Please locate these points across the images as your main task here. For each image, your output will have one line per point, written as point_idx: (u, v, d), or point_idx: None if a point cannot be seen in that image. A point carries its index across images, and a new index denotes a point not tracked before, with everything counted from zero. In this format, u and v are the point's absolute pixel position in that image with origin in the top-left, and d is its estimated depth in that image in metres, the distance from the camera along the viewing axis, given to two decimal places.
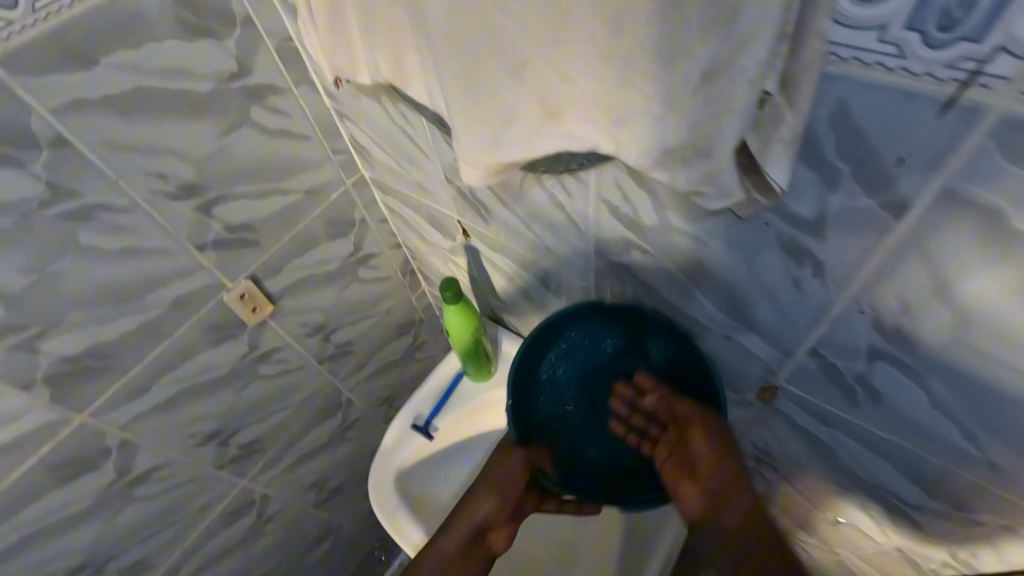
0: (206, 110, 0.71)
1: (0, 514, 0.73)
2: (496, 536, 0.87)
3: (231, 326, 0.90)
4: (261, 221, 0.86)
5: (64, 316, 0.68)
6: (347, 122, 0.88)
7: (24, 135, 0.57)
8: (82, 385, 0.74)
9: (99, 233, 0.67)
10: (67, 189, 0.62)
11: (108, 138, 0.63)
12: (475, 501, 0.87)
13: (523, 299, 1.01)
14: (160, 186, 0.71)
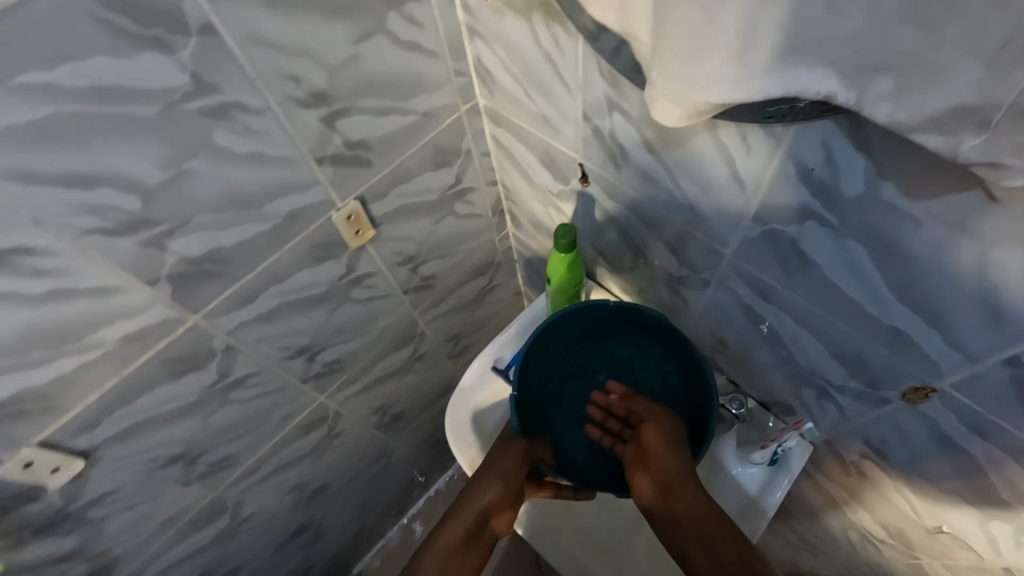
0: (348, 10, 0.65)
1: (119, 400, 0.75)
2: (498, 521, 1.00)
3: (336, 247, 0.88)
4: (378, 139, 0.82)
5: (193, 215, 0.66)
6: (477, 42, 0.81)
7: (176, 17, 0.52)
8: (199, 286, 0.73)
9: (233, 134, 0.64)
10: (210, 82, 0.58)
11: (254, 32, 0.59)
12: (480, 486, 0.99)
13: (629, 258, 0.95)
14: (295, 91, 0.66)
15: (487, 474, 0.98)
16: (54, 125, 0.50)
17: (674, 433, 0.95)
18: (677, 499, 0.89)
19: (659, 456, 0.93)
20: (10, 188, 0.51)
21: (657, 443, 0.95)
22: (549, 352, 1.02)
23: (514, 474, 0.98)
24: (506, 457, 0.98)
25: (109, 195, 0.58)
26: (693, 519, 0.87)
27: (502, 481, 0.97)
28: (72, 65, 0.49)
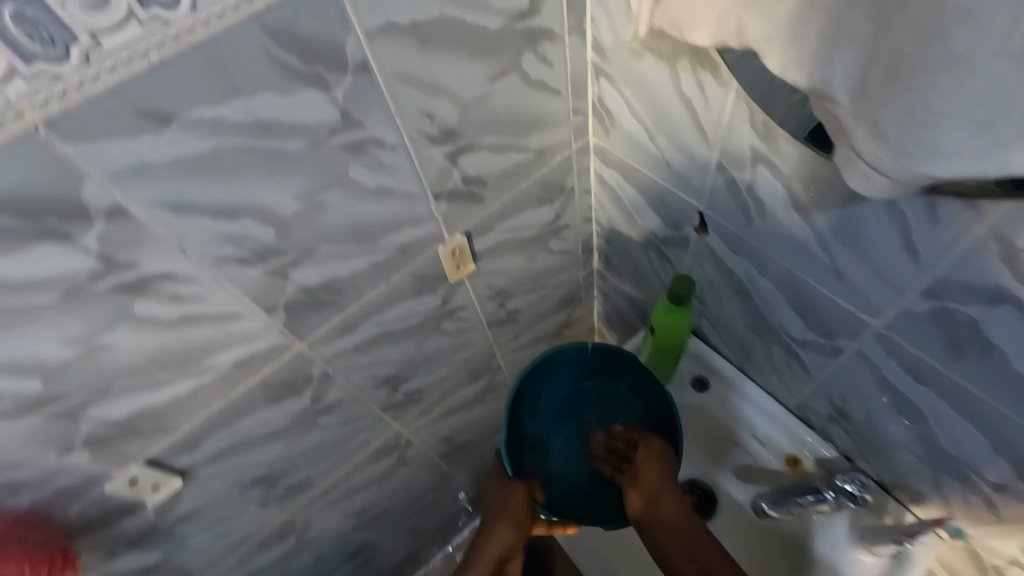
0: (488, 49, 0.64)
1: (221, 422, 0.75)
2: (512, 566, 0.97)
3: (436, 279, 0.87)
4: (493, 176, 0.80)
5: (317, 246, 0.66)
6: (602, 82, 0.78)
7: (337, 55, 0.52)
8: (311, 315, 0.73)
9: (367, 169, 0.63)
10: (356, 119, 0.58)
11: (402, 71, 0.58)
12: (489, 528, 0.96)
13: (737, 311, 0.89)
14: (428, 128, 0.65)
15: (495, 518, 0.96)
16: (214, 158, 0.50)
17: (666, 450, 0.92)
18: (662, 509, 0.88)
19: (655, 479, 0.90)
20: (164, 218, 0.51)
21: (650, 464, 0.91)
22: (531, 398, 1.02)
23: (521, 512, 0.96)
24: (512, 498, 0.96)
25: (247, 225, 0.57)
26: (677, 526, 0.86)
27: (514, 523, 0.95)
28: (240, 102, 0.48)
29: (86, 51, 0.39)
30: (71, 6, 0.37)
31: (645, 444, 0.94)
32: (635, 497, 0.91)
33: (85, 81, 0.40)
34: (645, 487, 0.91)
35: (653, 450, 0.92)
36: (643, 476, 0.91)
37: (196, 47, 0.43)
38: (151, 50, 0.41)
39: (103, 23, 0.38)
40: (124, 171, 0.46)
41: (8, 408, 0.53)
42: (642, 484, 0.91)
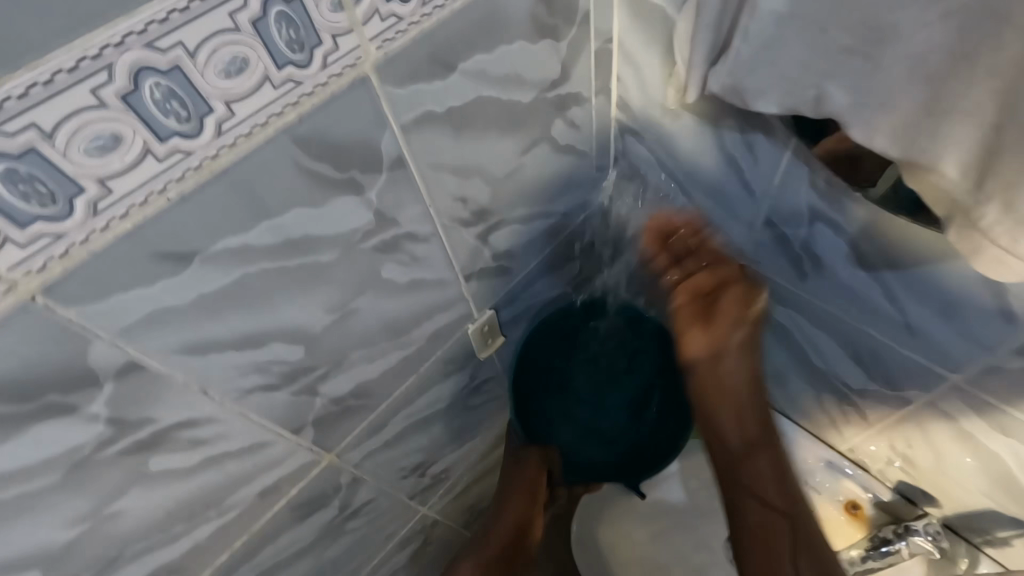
0: (521, 122, 0.59)
1: (244, 556, 0.65)
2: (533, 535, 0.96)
3: (465, 358, 0.80)
4: (521, 245, 0.74)
5: (348, 353, 0.58)
6: (628, 138, 0.74)
7: (372, 156, 0.45)
8: (340, 423, 0.65)
9: (400, 266, 0.57)
10: (390, 217, 0.51)
11: (437, 160, 0.52)
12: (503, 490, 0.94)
13: (782, 359, 0.85)
14: (461, 212, 0.59)
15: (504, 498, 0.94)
16: (239, 287, 0.43)
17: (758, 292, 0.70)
18: (731, 356, 0.72)
19: (729, 318, 0.71)
20: (184, 364, 0.43)
21: (709, 377, 0.74)
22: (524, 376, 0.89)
23: (531, 479, 0.93)
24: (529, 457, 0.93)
25: (275, 350, 0.50)
26: (733, 389, 0.74)
27: (524, 496, 0.94)
28: (268, 222, 0.41)
29: (94, 200, 0.32)
30: (75, 154, 0.30)
31: (721, 279, 0.70)
32: (694, 331, 0.72)
33: (91, 233, 0.32)
34: (722, 333, 0.71)
35: (715, 360, 0.73)
36: (721, 315, 0.71)
37: (220, 173, 0.36)
38: (169, 187, 0.34)
39: (114, 167, 0.31)
40: (138, 322, 0.38)
41: None
42: (717, 325, 0.71)
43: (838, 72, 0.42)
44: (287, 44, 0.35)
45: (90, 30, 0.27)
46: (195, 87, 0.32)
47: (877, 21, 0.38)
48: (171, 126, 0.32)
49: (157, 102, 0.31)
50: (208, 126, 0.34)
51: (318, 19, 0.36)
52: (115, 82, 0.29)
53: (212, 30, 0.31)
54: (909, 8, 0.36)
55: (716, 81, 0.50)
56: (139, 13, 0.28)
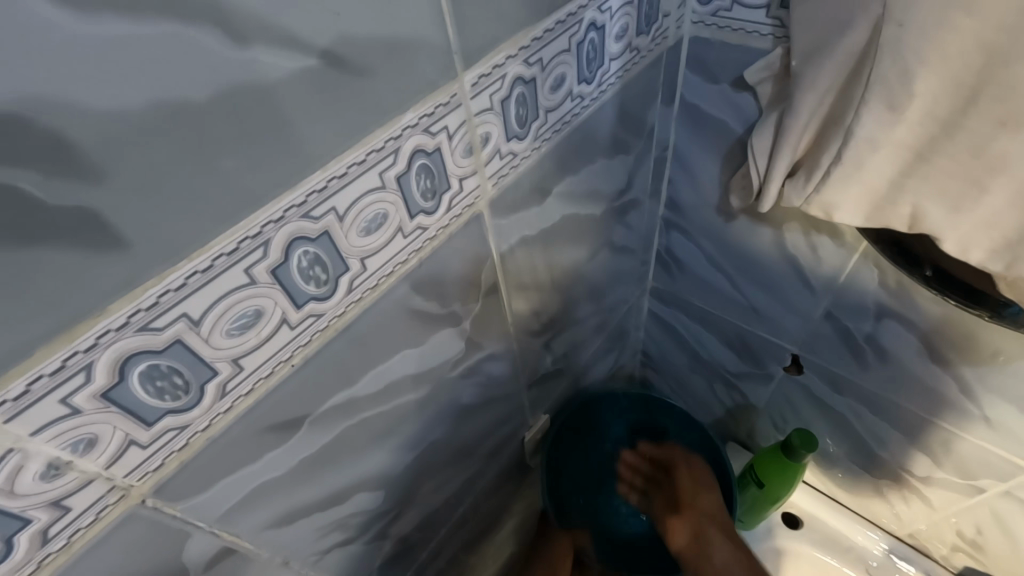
0: (590, 232, 0.58)
1: None
2: None
3: (516, 468, 0.75)
4: (574, 346, 0.72)
5: (420, 487, 0.53)
6: (672, 235, 0.75)
7: (473, 286, 0.43)
8: (401, 561, 0.58)
9: (477, 387, 0.53)
10: (477, 342, 0.48)
11: (522, 279, 0.50)
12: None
13: (835, 447, 0.83)
14: (533, 325, 0.57)
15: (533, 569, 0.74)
16: (334, 444, 0.38)
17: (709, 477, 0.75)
18: (697, 515, 0.71)
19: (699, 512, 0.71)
20: (272, 536, 0.37)
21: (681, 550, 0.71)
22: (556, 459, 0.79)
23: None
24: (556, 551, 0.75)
25: (357, 500, 0.44)
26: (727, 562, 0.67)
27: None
28: (373, 370, 0.38)
29: (223, 382, 0.28)
30: (216, 337, 0.26)
31: (671, 467, 0.77)
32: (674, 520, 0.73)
33: (214, 419, 0.28)
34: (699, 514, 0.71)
35: (702, 549, 0.69)
36: (687, 496, 0.73)
37: (341, 330, 0.33)
38: (295, 353, 0.31)
39: (250, 343, 0.28)
40: (234, 505, 0.33)
41: None
42: (688, 505, 0.72)
43: (934, 193, 0.43)
44: (422, 193, 0.33)
45: (255, 208, 0.25)
46: (337, 249, 0.30)
47: (980, 151, 0.39)
48: (308, 291, 0.29)
49: (301, 271, 0.28)
50: (341, 286, 0.31)
51: (451, 165, 0.34)
52: (269, 256, 0.26)
53: (361, 191, 0.29)
54: (1017, 142, 0.37)
55: (796, 195, 0.51)
56: (301, 185, 0.26)
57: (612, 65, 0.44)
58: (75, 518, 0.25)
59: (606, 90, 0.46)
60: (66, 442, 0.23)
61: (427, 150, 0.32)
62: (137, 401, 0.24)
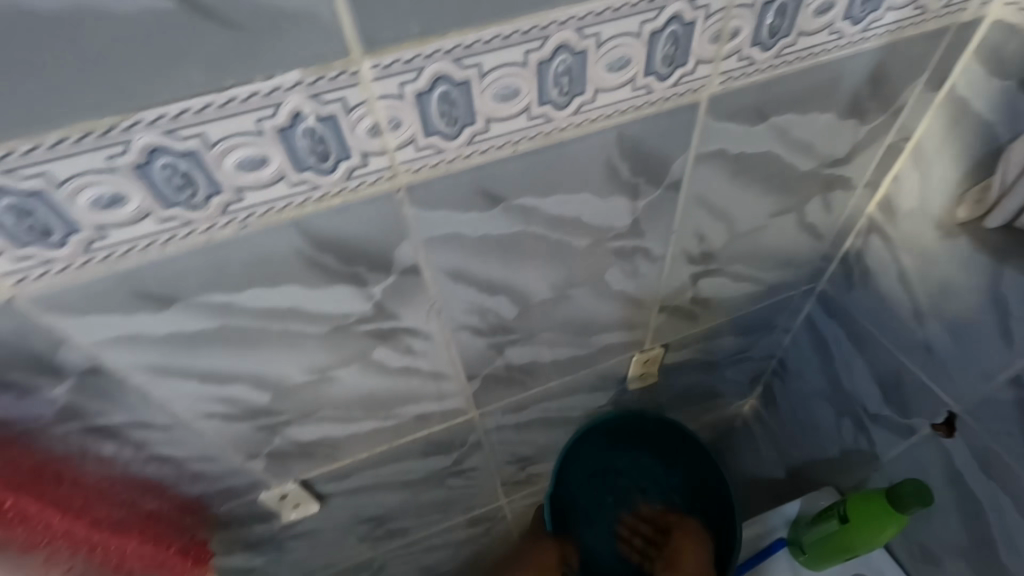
0: (787, 189, 0.59)
1: (375, 461, 0.72)
2: None
3: (616, 382, 0.81)
4: (719, 301, 0.74)
5: (541, 332, 0.63)
6: (871, 239, 0.70)
7: (662, 170, 0.49)
8: (499, 388, 0.70)
9: (622, 274, 0.60)
10: (641, 229, 0.55)
11: (704, 195, 0.54)
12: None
13: (955, 536, 0.74)
14: (693, 248, 0.61)
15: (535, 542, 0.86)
16: (511, 240, 0.48)
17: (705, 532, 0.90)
18: (687, 538, 0.88)
19: (689, 559, 0.83)
20: (442, 283, 0.50)
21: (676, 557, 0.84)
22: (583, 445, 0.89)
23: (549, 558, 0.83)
24: (538, 558, 0.83)
25: (498, 302, 0.55)
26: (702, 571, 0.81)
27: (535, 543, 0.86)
28: (560, 195, 0.47)
29: (474, 133, 0.38)
30: (486, 95, 0.36)
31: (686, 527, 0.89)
32: (681, 556, 0.85)
33: (457, 158, 0.39)
34: (675, 538, 0.89)
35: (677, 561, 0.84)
36: (682, 533, 0.89)
37: (556, 144, 0.42)
38: (521, 141, 0.40)
39: (502, 112, 0.38)
40: (435, 237, 0.45)
41: (237, 412, 0.53)
42: (679, 539, 0.88)
43: None
44: (662, 58, 0.40)
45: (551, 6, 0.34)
46: (583, 71, 0.38)
47: None
48: (550, 95, 0.38)
49: (554, 74, 0.37)
50: (572, 104, 0.40)
51: (695, 44, 0.40)
52: (544, 49, 0.36)
53: (620, 31, 0.37)
54: None
55: None
56: (585, 4, 0.35)
57: (888, 16, 0.45)
58: (364, 178, 0.38)
59: (869, 40, 0.46)
60: (388, 117, 0.35)
61: (683, 20, 0.38)
62: (429, 115, 0.36)
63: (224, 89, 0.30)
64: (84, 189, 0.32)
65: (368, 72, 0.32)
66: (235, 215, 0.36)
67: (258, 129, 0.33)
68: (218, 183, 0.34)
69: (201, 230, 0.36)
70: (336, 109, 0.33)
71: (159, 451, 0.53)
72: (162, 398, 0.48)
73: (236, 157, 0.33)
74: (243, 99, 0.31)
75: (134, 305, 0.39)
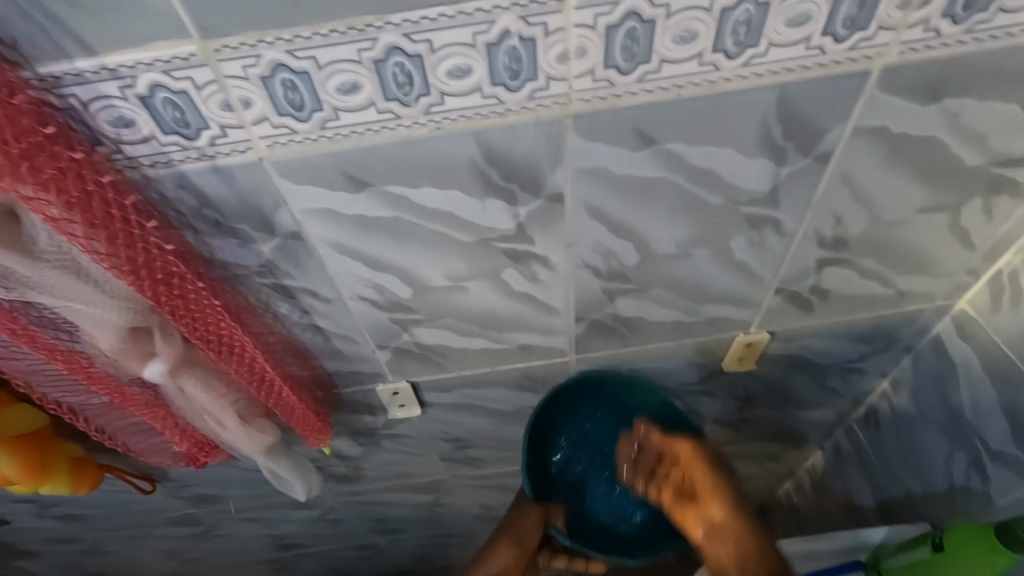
0: (945, 182, 0.57)
1: (475, 381, 0.80)
2: None
3: (712, 360, 0.82)
4: (841, 296, 0.72)
5: (653, 287, 0.66)
6: None
7: (815, 139, 0.50)
8: (601, 337, 0.74)
9: (748, 244, 0.61)
10: (778, 198, 0.55)
11: (852, 174, 0.54)
12: (492, 560, 0.85)
13: None
14: (827, 230, 0.61)
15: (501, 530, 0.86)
16: (651, 185, 0.52)
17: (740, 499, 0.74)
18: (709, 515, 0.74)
19: (724, 542, 0.72)
20: (578, 216, 0.54)
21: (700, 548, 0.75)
22: (570, 413, 0.84)
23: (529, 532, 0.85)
24: (521, 524, 0.85)
25: (623, 247, 0.59)
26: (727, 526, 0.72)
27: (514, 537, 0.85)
28: (709, 148, 0.49)
29: (647, 72, 0.42)
30: (667, 36, 0.40)
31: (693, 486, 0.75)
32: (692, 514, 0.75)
33: (625, 94, 0.44)
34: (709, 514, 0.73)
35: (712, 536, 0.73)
36: (704, 496, 0.74)
37: (718, 94, 0.45)
38: (686, 86, 0.44)
39: (677, 55, 0.41)
40: (585, 170, 0.50)
41: (382, 302, 0.62)
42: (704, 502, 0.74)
43: None
44: (842, 19, 0.41)
45: None
46: (762, 24, 0.40)
47: None
48: (725, 44, 0.41)
49: (734, 23, 0.40)
50: (743, 57, 0.42)
51: (880, 9, 0.41)
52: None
53: None
54: None
55: None
56: None
57: None
58: (542, 100, 0.43)
59: None
60: (578, 45, 0.40)
61: None
62: (612, 48, 0.41)
63: (457, 3, 0.37)
64: (335, 74, 0.40)
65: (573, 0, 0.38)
66: (433, 117, 0.43)
67: (472, 42, 0.39)
68: (428, 86, 0.41)
69: (404, 126, 0.44)
70: (537, 32, 0.39)
71: (316, 321, 0.64)
72: (332, 273, 0.57)
73: (450, 64, 0.40)
74: (469, 14, 0.38)
75: (338, 184, 0.48)
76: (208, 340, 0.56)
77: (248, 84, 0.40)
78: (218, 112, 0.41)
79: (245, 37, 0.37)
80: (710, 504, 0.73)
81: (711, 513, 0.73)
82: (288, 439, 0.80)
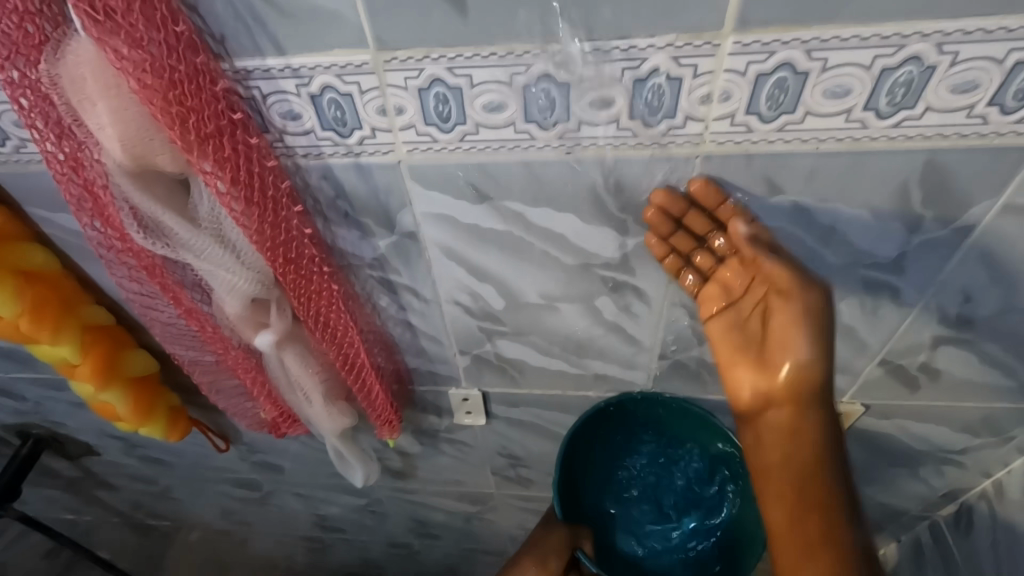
0: None
1: (544, 401, 0.80)
2: None
3: None
4: (953, 379, 0.67)
5: None
6: None
7: (957, 210, 0.47)
8: (681, 379, 0.72)
9: (859, 308, 0.58)
10: (903, 266, 0.53)
11: (992, 252, 0.50)
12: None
13: None
14: (951, 307, 0.57)
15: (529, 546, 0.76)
16: (768, 235, 0.51)
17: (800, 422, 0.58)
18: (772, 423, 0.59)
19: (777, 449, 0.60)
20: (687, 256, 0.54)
21: (767, 441, 0.60)
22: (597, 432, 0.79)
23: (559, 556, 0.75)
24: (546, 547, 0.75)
25: None
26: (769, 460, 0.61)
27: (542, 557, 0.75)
28: (838, 206, 0.48)
29: (789, 122, 0.42)
30: (818, 89, 0.40)
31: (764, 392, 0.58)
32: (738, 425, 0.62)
33: (760, 141, 0.43)
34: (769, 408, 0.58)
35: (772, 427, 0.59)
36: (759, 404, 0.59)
37: (860, 152, 0.43)
38: (827, 141, 0.43)
39: (824, 109, 0.41)
40: (703, 211, 0.50)
41: (475, 310, 0.64)
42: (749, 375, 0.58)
43: None
44: (1013, 91, 0.39)
45: (922, 17, 0.36)
46: (923, 87, 0.39)
47: None
48: (878, 103, 0.40)
49: (892, 84, 0.39)
50: (895, 118, 0.41)
51: None
52: (893, 57, 0.38)
53: (980, 54, 0.37)
54: None
55: None
56: (957, 21, 0.36)
57: None
58: (675, 137, 0.44)
59: None
60: (724, 89, 0.40)
61: None
62: (758, 95, 0.41)
63: (614, 39, 0.39)
64: (485, 93, 0.43)
65: (729, 46, 0.38)
66: (566, 143, 0.45)
67: (620, 76, 0.41)
68: (569, 112, 0.43)
69: (537, 147, 0.46)
70: (686, 72, 0.40)
71: (410, 318, 0.67)
72: (436, 276, 0.60)
73: (594, 95, 0.42)
74: (623, 50, 0.39)
75: (464, 194, 0.50)
76: (316, 321, 0.60)
77: (406, 93, 0.43)
78: (373, 116, 0.45)
79: (414, 52, 0.41)
80: (783, 372, 0.56)
81: (768, 416, 0.59)
82: (359, 424, 0.83)
